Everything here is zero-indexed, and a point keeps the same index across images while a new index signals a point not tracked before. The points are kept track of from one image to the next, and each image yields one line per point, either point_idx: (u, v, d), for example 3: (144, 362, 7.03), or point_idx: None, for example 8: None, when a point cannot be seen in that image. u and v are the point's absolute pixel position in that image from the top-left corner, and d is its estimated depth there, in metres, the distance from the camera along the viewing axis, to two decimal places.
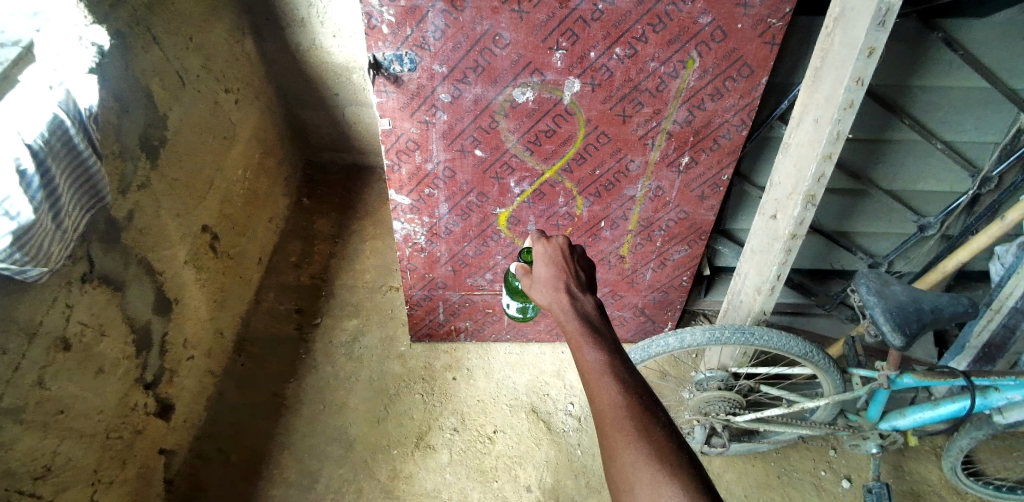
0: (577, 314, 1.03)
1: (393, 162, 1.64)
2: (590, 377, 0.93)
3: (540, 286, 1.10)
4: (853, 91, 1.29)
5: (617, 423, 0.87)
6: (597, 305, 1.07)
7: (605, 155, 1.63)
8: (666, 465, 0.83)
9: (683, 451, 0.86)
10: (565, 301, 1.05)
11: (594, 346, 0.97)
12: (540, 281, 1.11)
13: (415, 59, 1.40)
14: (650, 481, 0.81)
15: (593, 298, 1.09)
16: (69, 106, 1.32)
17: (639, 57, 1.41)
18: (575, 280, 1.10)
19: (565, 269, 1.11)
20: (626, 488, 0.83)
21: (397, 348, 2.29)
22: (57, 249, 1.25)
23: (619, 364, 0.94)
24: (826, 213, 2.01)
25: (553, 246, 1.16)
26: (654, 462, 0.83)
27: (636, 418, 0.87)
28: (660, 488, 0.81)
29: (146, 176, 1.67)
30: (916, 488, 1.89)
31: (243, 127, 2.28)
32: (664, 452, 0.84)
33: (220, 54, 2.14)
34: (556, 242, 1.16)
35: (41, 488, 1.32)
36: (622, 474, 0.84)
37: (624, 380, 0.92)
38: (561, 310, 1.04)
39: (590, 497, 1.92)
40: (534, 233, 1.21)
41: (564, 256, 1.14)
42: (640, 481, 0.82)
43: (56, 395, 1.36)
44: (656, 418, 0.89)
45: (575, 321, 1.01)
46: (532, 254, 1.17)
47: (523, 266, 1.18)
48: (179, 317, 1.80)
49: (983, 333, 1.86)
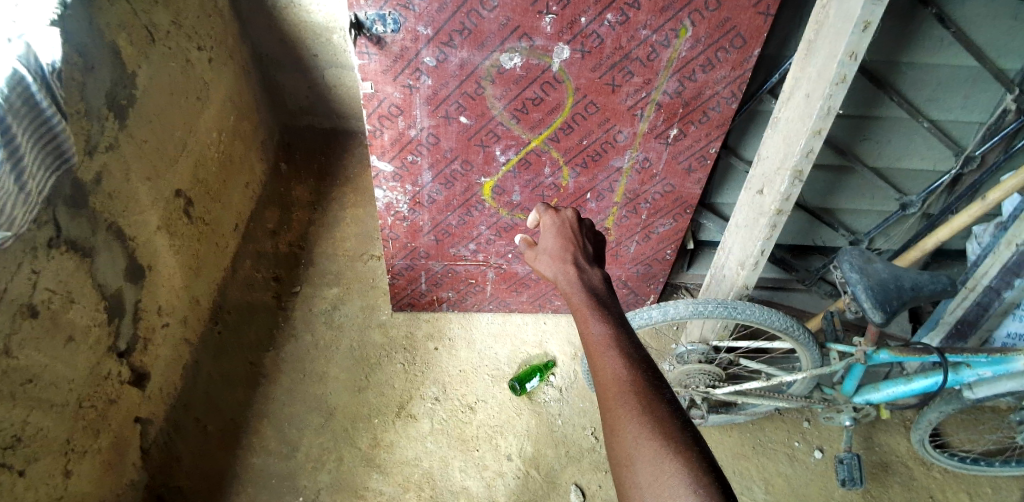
0: (583, 286, 1.04)
1: (375, 127, 1.58)
2: (595, 351, 0.93)
3: (545, 257, 1.11)
4: (846, 66, 1.26)
5: (620, 398, 0.86)
6: (604, 278, 1.08)
7: (593, 125, 1.59)
8: (670, 442, 0.81)
9: (685, 429, 0.83)
10: (572, 273, 1.06)
11: (599, 319, 0.97)
12: (546, 252, 1.12)
13: (399, 19, 1.34)
14: (653, 456, 0.80)
15: (599, 271, 1.09)
16: (30, 61, 1.24)
17: (630, 25, 1.36)
18: (582, 252, 1.11)
19: (572, 241, 1.12)
20: (626, 462, 0.82)
21: (378, 317, 2.27)
22: (21, 212, 1.19)
23: (623, 338, 0.95)
24: (811, 189, 2.01)
25: (560, 218, 1.17)
26: (657, 437, 0.81)
27: (640, 394, 0.86)
28: (662, 463, 0.79)
29: (114, 137, 1.59)
30: (884, 459, 1.96)
31: (218, 87, 2.20)
32: (666, 428, 0.82)
33: (192, 9, 2.04)
34: (563, 215, 1.18)
35: (11, 458, 1.28)
36: (623, 449, 0.82)
37: (629, 354, 0.92)
38: (568, 281, 1.05)
39: (569, 466, 1.94)
40: (540, 205, 1.21)
41: (571, 228, 1.15)
42: (642, 455, 0.81)
43: (24, 364, 1.30)
44: (661, 396, 0.87)
45: (582, 294, 1.02)
46: (539, 226, 1.17)
47: (527, 238, 1.17)
48: (152, 283, 1.76)
49: (957, 310, 1.88)
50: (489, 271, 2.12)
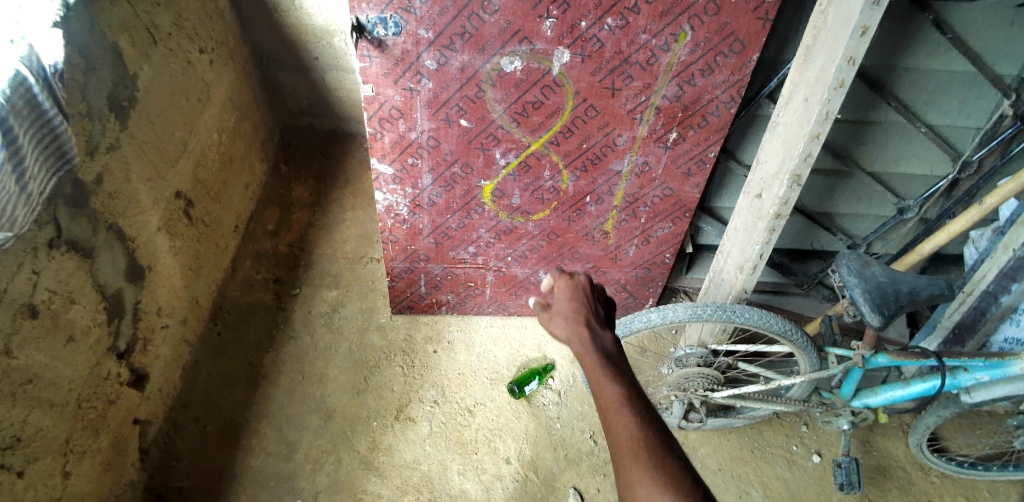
0: (596, 347, 1.05)
1: (376, 130, 1.59)
2: (608, 407, 0.95)
3: (559, 320, 1.11)
4: (844, 71, 1.27)
5: (632, 454, 0.88)
6: (615, 340, 1.10)
7: (593, 128, 1.60)
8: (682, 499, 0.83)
9: (697, 485, 0.86)
10: (586, 335, 1.07)
11: (612, 379, 0.98)
12: (560, 315, 1.12)
13: (400, 23, 1.35)
14: None
15: (612, 335, 1.11)
16: (32, 62, 1.24)
17: (630, 29, 1.38)
18: (595, 316, 1.12)
19: (586, 306, 1.13)
20: None
21: (377, 319, 2.27)
22: (22, 212, 1.19)
23: (635, 395, 0.97)
24: (808, 194, 2.02)
25: (574, 282, 1.17)
26: (669, 494, 0.84)
27: (652, 451, 0.88)
28: None
29: (116, 138, 1.60)
30: (882, 463, 1.96)
31: (219, 89, 2.21)
32: (679, 484, 0.85)
33: (193, 11, 2.05)
34: (577, 280, 1.17)
35: (10, 459, 1.28)
36: None
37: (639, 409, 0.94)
38: (582, 344, 1.06)
39: (568, 469, 1.93)
40: (553, 269, 1.20)
41: (585, 293, 1.15)
42: None
43: (23, 364, 1.30)
44: (672, 450, 0.90)
45: (595, 356, 1.03)
46: (552, 289, 1.17)
47: (540, 301, 1.18)
48: (151, 284, 1.76)
49: (955, 314, 1.89)
50: (489, 273, 2.12)
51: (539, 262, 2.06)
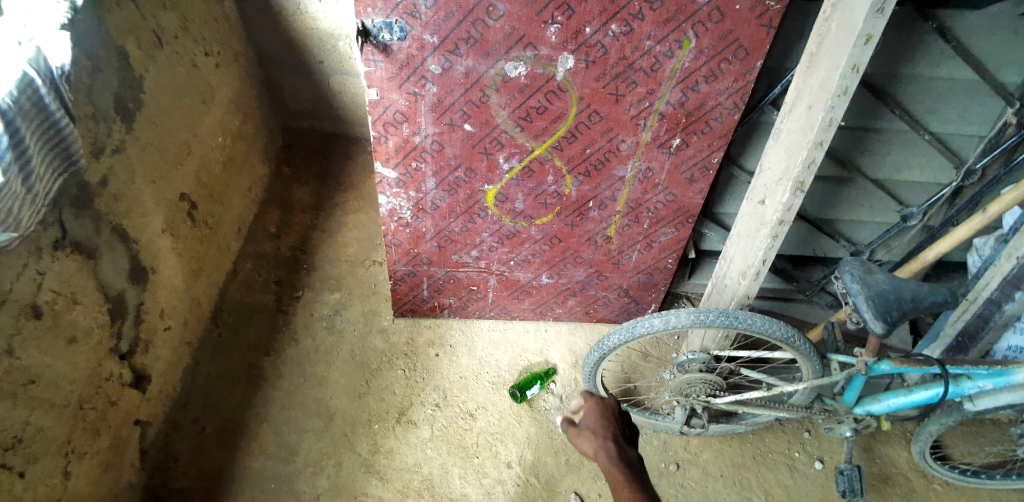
0: (621, 460, 1.23)
1: (380, 134, 1.59)
2: None
3: (588, 433, 1.32)
4: (848, 78, 1.27)
5: None
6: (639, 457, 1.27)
7: (596, 134, 1.61)
8: None
9: None
10: (612, 449, 1.27)
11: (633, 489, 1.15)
12: (588, 430, 1.32)
13: (405, 28, 1.36)
14: None
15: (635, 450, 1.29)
16: (40, 64, 1.25)
17: (634, 36, 1.38)
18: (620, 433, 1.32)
19: (613, 423, 1.34)
20: None
21: (379, 323, 2.27)
22: (27, 214, 1.19)
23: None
24: (811, 200, 2.02)
25: (603, 402, 1.40)
26: None
27: None
28: None
29: (121, 140, 1.60)
30: (884, 470, 1.95)
31: (224, 92, 2.22)
32: None
33: (200, 15, 2.06)
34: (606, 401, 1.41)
35: (12, 458, 1.28)
36: None
37: None
38: (607, 456, 1.25)
39: (569, 474, 1.93)
40: (583, 391, 1.45)
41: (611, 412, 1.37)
42: None
43: (26, 365, 1.31)
44: None
45: (619, 467, 1.21)
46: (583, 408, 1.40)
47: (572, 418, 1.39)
48: (154, 286, 1.76)
49: (958, 322, 1.89)
50: (491, 278, 2.12)
51: (541, 266, 2.06)
